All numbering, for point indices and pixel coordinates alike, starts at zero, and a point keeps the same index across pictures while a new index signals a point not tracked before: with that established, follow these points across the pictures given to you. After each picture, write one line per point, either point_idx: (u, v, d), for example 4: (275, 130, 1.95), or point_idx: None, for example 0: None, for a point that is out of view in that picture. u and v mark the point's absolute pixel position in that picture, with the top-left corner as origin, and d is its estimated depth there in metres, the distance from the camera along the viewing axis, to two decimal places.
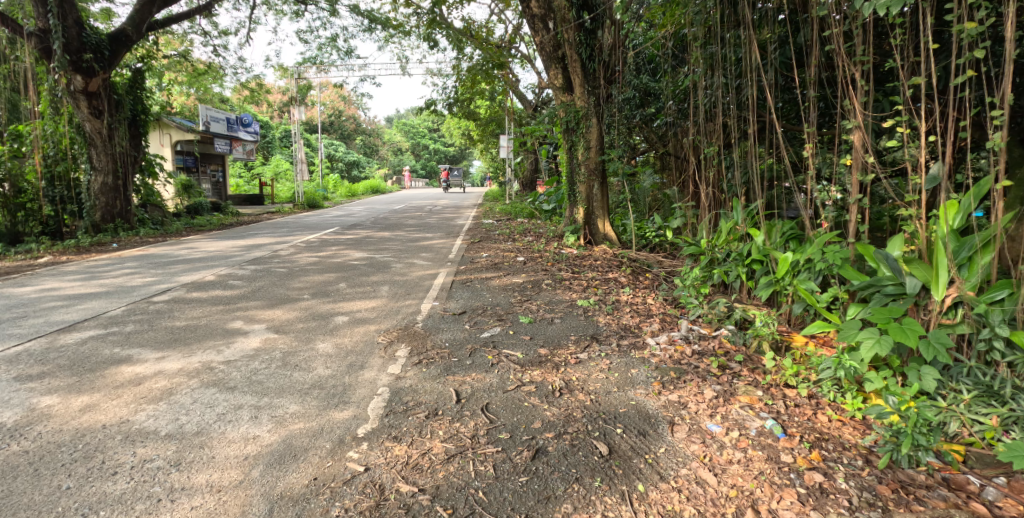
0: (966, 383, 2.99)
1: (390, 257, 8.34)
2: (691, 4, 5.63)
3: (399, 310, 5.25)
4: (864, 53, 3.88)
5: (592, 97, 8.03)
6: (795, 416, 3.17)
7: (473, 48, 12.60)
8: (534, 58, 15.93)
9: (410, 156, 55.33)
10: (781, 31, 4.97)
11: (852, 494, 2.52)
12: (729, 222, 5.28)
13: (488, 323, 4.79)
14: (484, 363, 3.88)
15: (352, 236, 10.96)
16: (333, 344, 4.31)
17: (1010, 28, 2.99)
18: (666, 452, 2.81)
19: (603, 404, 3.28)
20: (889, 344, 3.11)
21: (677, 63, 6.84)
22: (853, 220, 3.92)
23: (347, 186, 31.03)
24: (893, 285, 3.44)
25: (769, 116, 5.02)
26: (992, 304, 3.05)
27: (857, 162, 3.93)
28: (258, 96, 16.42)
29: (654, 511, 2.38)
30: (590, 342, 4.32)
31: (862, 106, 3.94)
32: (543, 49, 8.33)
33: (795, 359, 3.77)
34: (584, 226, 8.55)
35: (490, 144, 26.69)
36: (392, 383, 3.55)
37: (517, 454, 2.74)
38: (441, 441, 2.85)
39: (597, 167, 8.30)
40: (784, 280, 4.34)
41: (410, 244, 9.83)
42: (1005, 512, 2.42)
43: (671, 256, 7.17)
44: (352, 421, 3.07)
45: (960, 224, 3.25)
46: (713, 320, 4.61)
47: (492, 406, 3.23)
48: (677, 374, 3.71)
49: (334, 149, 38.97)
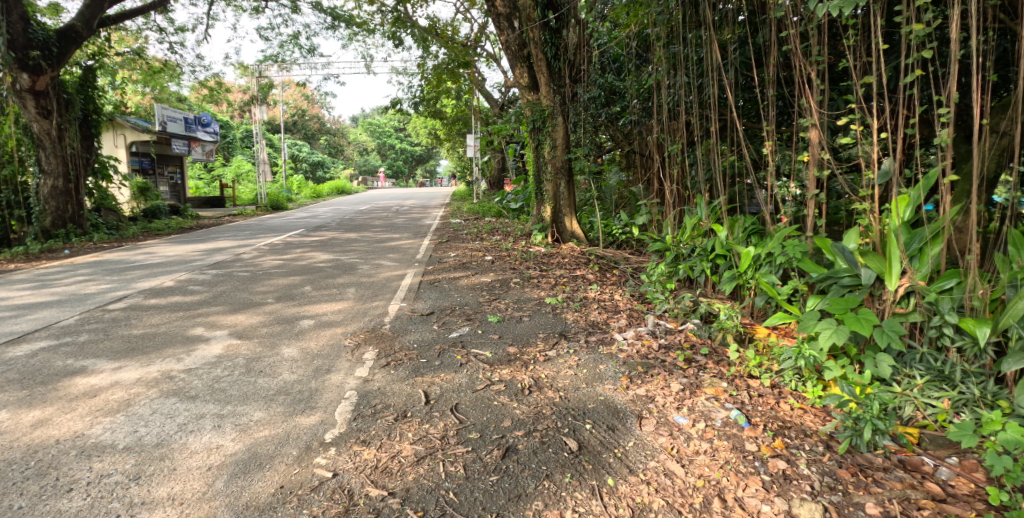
0: (919, 369, 3.17)
1: (356, 258, 8.24)
2: (654, 5, 5.73)
3: (366, 312, 5.17)
4: (818, 54, 3.99)
5: (558, 95, 8.09)
6: (759, 405, 3.25)
7: (439, 46, 12.61)
8: (500, 56, 15.86)
9: (376, 156, 54.61)
10: (740, 32, 5.10)
11: (814, 479, 2.60)
12: (693, 218, 5.37)
13: (456, 323, 4.76)
14: (453, 363, 3.86)
15: (317, 238, 10.77)
16: (298, 348, 4.21)
17: (958, 28, 3.11)
18: (635, 445, 2.84)
19: (572, 400, 3.30)
20: (846, 333, 3.23)
21: (642, 62, 6.95)
22: (811, 214, 4.04)
23: (310, 188, 30.36)
24: (849, 277, 3.60)
25: (729, 115, 5.14)
26: (941, 293, 3.20)
27: (814, 159, 4.04)
28: (217, 94, 15.99)
29: (623, 504, 2.40)
30: (558, 339, 4.34)
31: (817, 105, 4.04)
32: (509, 48, 8.29)
33: (758, 350, 3.88)
34: (551, 223, 8.51)
35: (458, 145, 26.53)
36: (359, 386, 3.49)
37: (486, 453, 2.73)
38: (410, 443, 2.83)
39: (564, 165, 8.30)
40: (746, 274, 4.46)
41: (377, 245, 9.71)
42: (957, 491, 2.55)
43: (638, 253, 7.32)
44: (318, 426, 3.01)
45: (911, 217, 3.39)
46: (679, 314, 4.66)
47: (462, 406, 3.21)
48: (644, 368, 3.76)
49: (298, 149, 38.24)
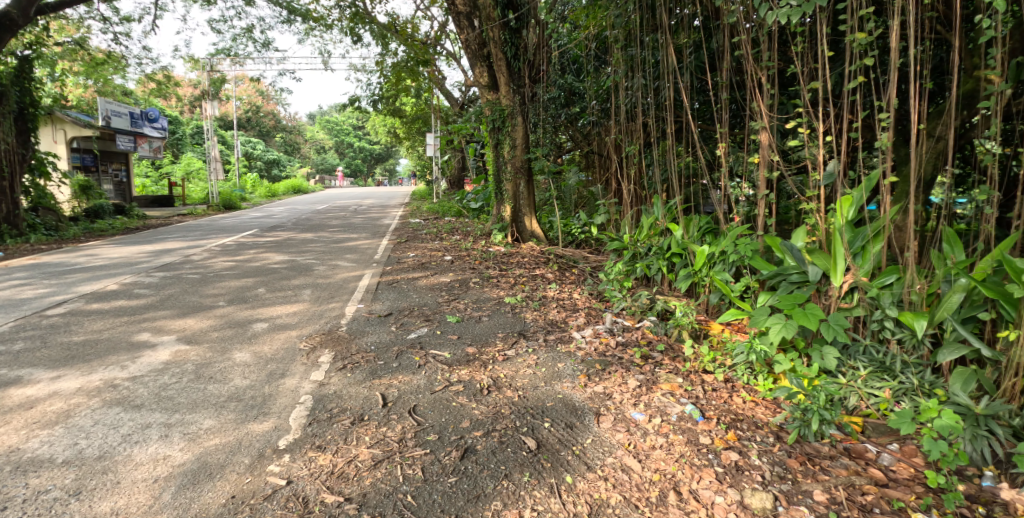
0: (863, 361, 3.32)
1: (313, 259, 8.05)
2: (613, 7, 5.82)
3: (322, 314, 5.05)
4: (769, 60, 4.12)
5: (518, 95, 8.03)
6: (712, 400, 3.34)
7: (398, 43, 12.46)
8: (460, 55, 15.79)
9: (334, 155, 53.53)
10: (695, 37, 5.23)
11: (765, 469, 2.69)
12: (650, 217, 5.49)
13: (414, 324, 4.71)
14: (411, 364, 3.81)
15: (272, 239, 10.47)
16: (251, 353, 4.08)
17: (898, 37, 3.26)
18: (593, 442, 2.87)
19: (531, 399, 3.31)
20: (795, 328, 3.35)
21: (600, 64, 7.23)
22: (762, 214, 4.17)
23: (265, 186, 29.50)
24: (798, 273, 3.74)
25: (685, 117, 5.25)
26: (883, 288, 3.36)
27: (764, 160, 4.17)
28: (166, 88, 15.35)
29: (582, 501, 2.42)
30: (517, 338, 4.35)
31: (767, 109, 4.17)
32: (469, 47, 8.27)
33: (712, 345, 3.98)
34: (511, 223, 8.51)
35: (417, 143, 26.28)
36: (315, 390, 3.41)
37: (445, 455, 2.70)
38: (367, 447, 2.77)
39: (523, 165, 8.28)
40: (701, 272, 4.58)
41: (334, 246, 9.51)
42: (898, 475, 2.68)
43: (596, 252, 7.42)
44: (272, 433, 2.92)
45: (854, 216, 3.54)
46: (636, 312, 4.74)
47: (420, 408, 3.17)
48: (602, 365, 3.80)
49: (252, 146, 37.13)
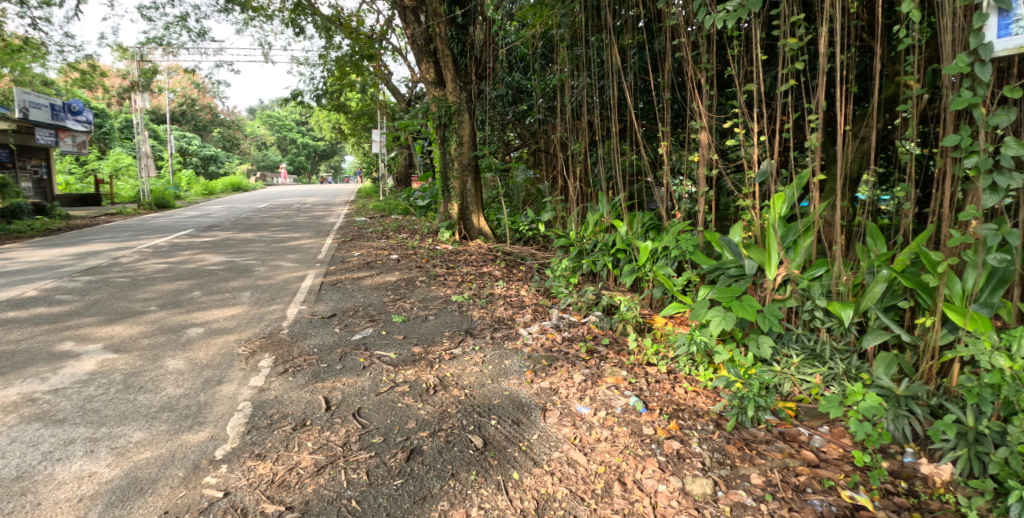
0: (796, 349, 3.50)
1: (253, 260, 7.76)
2: (559, 6, 5.88)
3: (262, 317, 4.88)
4: (707, 62, 4.26)
5: (464, 92, 7.95)
6: (655, 391, 3.43)
7: (343, 36, 12.15)
8: (407, 50, 15.55)
9: (276, 151, 51.72)
10: (639, 38, 5.35)
11: (705, 455, 2.79)
12: (595, 214, 5.60)
13: (359, 324, 4.62)
14: (355, 366, 3.74)
15: (209, 239, 10.02)
16: (185, 360, 3.89)
17: (826, 43, 3.42)
18: (539, 438, 2.90)
19: (478, 397, 3.31)
20: (733, 320, 3.47)
21: (546, 62, 7.32)
22: (702, 210, 4.29)
23: (201, 183, 28.16)
24: (735, 267, 3.90)
25: (629, 116, 5.36)
26: (813, 280, 3.54)
27: (704, 159, 4.28)
28: (91, 79, 14.39)
29: (528, 497, 2.44)
30: (464, 336, 4.33)
31: (706, 109, 4.29)
32: (415, 42, 8.00)
33: (655, 338, 4.10)
34: (459, 221, 8.40)
35: (363, 140, 25.73)
36: (254, 396, 3.29)
37: (390, 457, 2.66)
38: (309, 453, 2.70)
39: (471, 162, 8.14)
40: (645, 267, 4.69)
41: (276, 246, 9.20)
42: (829, 455, 2.85)
43: (543, 249, 7.49)
44: (208, 443, 2.80)
45: (786, 212, 3.71)
46: (582, 307, 4.82)
47: (365, 411, 3.11)
48: (548, 361, 3.84)
49: (188, 142, 35.39)
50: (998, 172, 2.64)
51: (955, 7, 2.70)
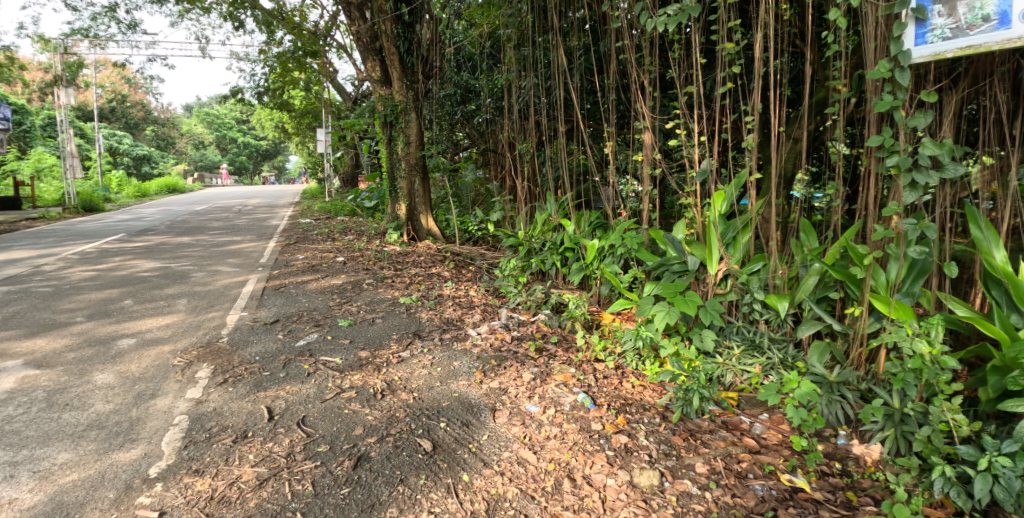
0: (737, 340, 3.63)
1: (190, 265, 7.42)
2: (506, 6, 5.91)
3: (200, 325, 4.67)
4: (650, 64, 4.36)
5: (411, 91, 7.85)
6: (603, 386, 3.50)
7: (285, 32, 11.80)
8: (353, 48, 15.25)
9: (216, 150, 49.64)
10: (585, 40, 5.44)
11: (651, 448, 2.86)
12: (543, 213, 5.66)
13: (304, 330, 4.50)
14: (299, 373, 3.63)
15: (141, 244, 9.51)
16: (115, 373, 3.68)
17: (761, 48, 3.55)
18: (489, 438, 2.90)
19: (426, 400, 3.28)
20: (677, 315, 3.55)
21: (494, 62, 7.35)
22: (646, 209, 4.39)
23: (133, 185, 26.68)
24: (678, 263, 4.01)
25: (576, 117, 5.43)
26: (751, 275, 3.68)
27: (648, 159, 4.33)
28: (8, 73, 13.39)
29: (479, 499, 2.44)
30: (412, 339, 4.29)
31: (650, 110, 4.38)
32: (359, 40, 7.86)
33: (603, 335, 4.18)
34: (407, 222, 8.31)
35: (308, 140, 25.01)
36: (191, 409, 3.15)
37: (337, 466, 2.61)
38: (251, 466, 2.61)
39: (418, 162, 8.06)
40: (592, 265, 4.77)
41: (215, 250, 8.83)
42: (769, 441, 2.98)
43: (493, 249, 7.51)
44: (142, 461, 2.66)
45: (726, 210, 3.84)
46: (531, 306, 4.85)
47: (309, 419, 3.03)
48: (497, 361, 3.85)
49: (118, 141, 33.48)
50: (916, 170, 2.80)
51: (877, 16, 2.86)
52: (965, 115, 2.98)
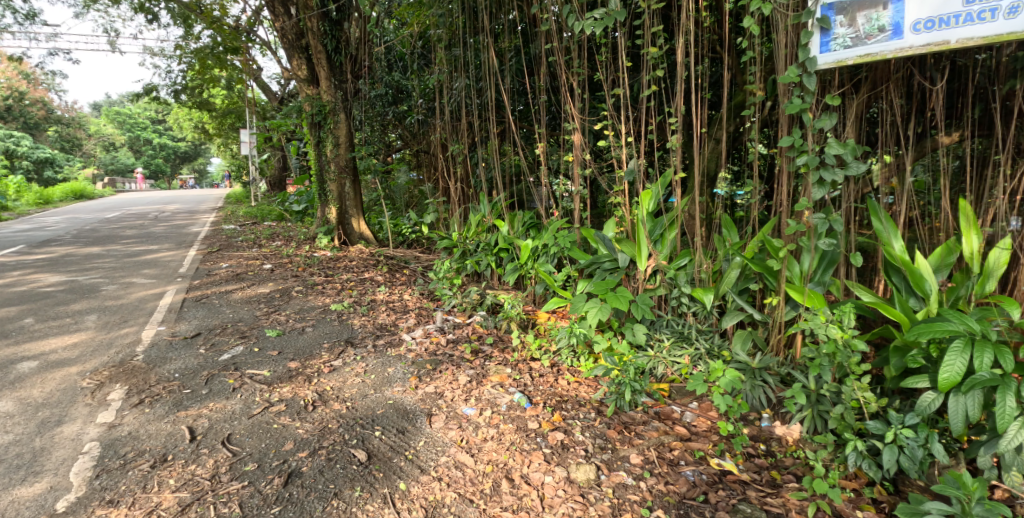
0: (666, 333, 3.78)
1: (100, 278, 6.90)
2: (436, 6, 5.86)
3: (113, 343, 4.36)
4: (579, 67, 4.44)
5: (339, 91, 7.62)
6: (539, 385, 3.55)
7: (203, 27, 11.18)
8: (278, 45, 14.66)
9: (129, 152, 46.41)
10: (516, 41, 5.48)
11: (587, 443, 2.93)
12: (477, 215, 5.68)
13: (228, 343, 4.29)
14: (224, 389, 3.47)
15: (43, 256, 8.74)
16: (14, 400, 3.38)
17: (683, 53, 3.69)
18: (426, 444, 2.88)
19: (360, 409, 3.21)
20: (609, 311, 3.66)
21: (425, 62, 7.29)
22: (578, 208, 4.48)
23: (32, 190, 24.49)
24: (609, 261, 4.12)
25: (508, 118, 5.46)
26: (678, 270, 3.84)
27: (578, 159, 4.42)
28: None
29: (416, 506, 2.42)
30: (344, 347, 4.18)
31: (579, 112, 4.46)
32: (284, 36, 7.58)
33: (538, 334, 4.23)
34: (337, 225, 8.08)
35: (230, 140, 23.81)
36: (103, 435, 2.93)
37: (266, 484, 2.51)
38: (172, 492, 2.46)
39: (348, 164, 7.86)
40: (527, 265, 4.82)
41: (128, 260, 8.25)
42: (699, 428, 3.13)
43: (427, 251, 7.45)
44: (47, 495, 2.46)
45: (653, 208, 3.97)
46: (467, 308, 4.85)
47: (235, 437, 2.90)
48: (433, 365, 3.82)
49: (14, 142, 30.64)
50: (823, 168, 2.99)
51: (787, 25, 3.04)
52: (866, 117, 3.23)
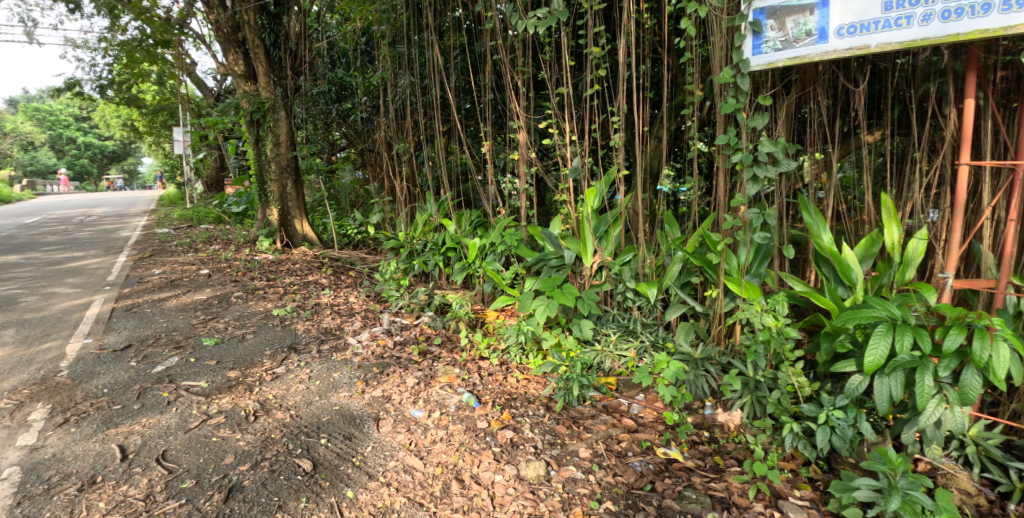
0: (613, 327, 3.86)
1: (18, 288, 6.44)
2: (378, 2, 5.74)
3: (33, 359, 4.07)
4: (524, 65, 4.46)
5: (279, 88, 7.39)
6: (488, 384, 3.56)
7: (129, 18, 10.56)
8: (213, 39, 14.04)
9: (50, 151, 43.39)
10: (460, 39, 5.44)
11: (536, 439, 2.96)
12: (423, 214, 5.63)
13: (161, 354, 4.09)
14: (157, 403, 3.31)
15: None
16: None
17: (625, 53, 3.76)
18: (374, 449, 2.84)
19: (304, 417, 3.14)
20: (556, 307, 3.71)
21: (368, 59, 7.14)
22: (524, 206, 4.51)
23: None
24: (556, 258, 4.18)
25: (453, 117, 5.43)
26: (623, 265, 3.93)
27: (523, 158, 4.45)
28: None
29: (365, 513, 2.39)
30: (288, 354, 4.06)
31: (524, 111, 4.48)
32: (219, 29, 7.36)
33: (487, 333, 4.24)
34: (279, 227, 7.88)
35: (163, 138, 22.63)
36: (23, 459, 2.75)
37: (205, 501, 2.41)
38: (102, 515, 2.33)
39: (290, 164, 7.64)
40: (474, 263, 4.81)
41: (50, 268, 7.72)
42: (645, 419, 3.22)
43: (373, 252, 7.34)
44: None
45: (598, 204, 4.04)
46: (414, 309, 4.80)
47: (171, 453, 2.78)
48: (380, 368, 3.77)
49: None
50: (757, 165, 3.12)
51: (721, 28, 3.14)
52: (795, 116, 3.38)
